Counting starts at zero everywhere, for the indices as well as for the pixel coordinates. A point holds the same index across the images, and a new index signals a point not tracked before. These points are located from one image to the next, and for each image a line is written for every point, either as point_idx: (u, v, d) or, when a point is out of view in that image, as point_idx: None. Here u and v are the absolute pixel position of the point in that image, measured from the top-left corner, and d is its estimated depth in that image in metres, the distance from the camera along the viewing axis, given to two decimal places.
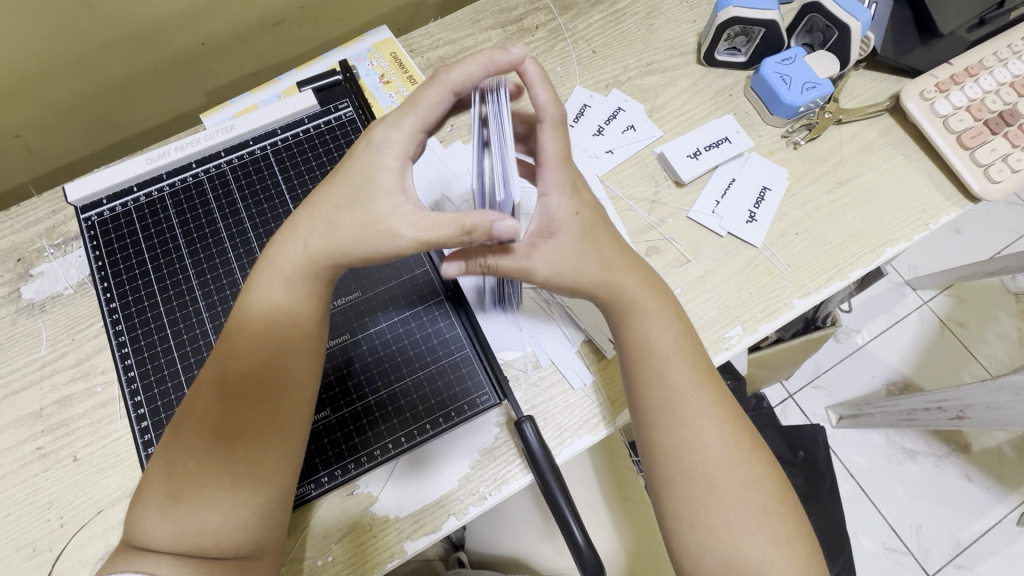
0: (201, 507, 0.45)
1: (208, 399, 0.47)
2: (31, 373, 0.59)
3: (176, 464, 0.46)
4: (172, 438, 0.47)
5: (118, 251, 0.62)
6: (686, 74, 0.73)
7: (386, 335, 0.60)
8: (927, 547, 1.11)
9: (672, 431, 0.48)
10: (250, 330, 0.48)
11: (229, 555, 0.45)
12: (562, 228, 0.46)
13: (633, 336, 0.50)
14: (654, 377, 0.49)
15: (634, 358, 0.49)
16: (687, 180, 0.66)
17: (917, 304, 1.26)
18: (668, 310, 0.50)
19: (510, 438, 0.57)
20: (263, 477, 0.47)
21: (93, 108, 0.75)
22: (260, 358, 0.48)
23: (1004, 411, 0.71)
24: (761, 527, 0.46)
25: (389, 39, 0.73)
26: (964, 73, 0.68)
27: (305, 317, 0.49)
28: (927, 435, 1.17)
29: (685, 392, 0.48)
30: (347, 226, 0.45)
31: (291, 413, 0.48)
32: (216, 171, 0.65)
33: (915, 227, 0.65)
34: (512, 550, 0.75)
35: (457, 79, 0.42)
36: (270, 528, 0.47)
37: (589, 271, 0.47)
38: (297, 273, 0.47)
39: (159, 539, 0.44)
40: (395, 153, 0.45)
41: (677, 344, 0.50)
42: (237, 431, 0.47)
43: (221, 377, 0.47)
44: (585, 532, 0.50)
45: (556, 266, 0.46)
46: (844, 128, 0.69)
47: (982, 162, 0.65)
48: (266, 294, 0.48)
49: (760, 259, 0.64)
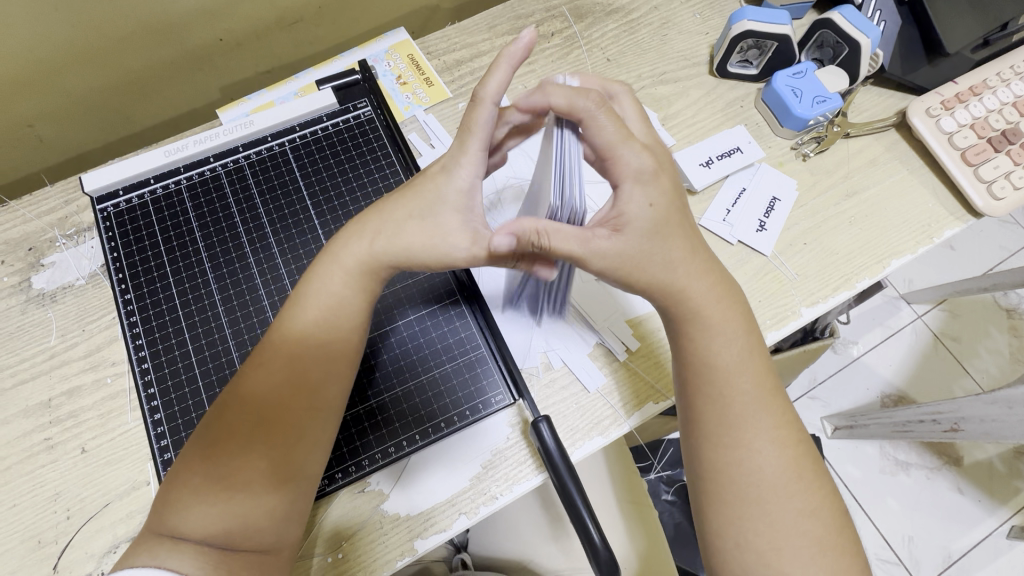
0: (236, 492, 0.45)
1: (258, 382, 0.47)
2: (40, 364, 0.59)
3: (212, 446, 0.46)
4: (212, 419, 0.47)
5: (144, 240, 0.62)
6: (699, 84, 0.74)
7: (410, 335, 0.60)
8: (919, 558, 1.12)
9: (728, 448, 0.47)
10: (306, 320, 0.49)
11: (254, 544, 0.45)
12: (629, 223, 0.43)
13: (693, 346, 0.48)
14: (710, 391, 0.48)
15: (692, 370, 0.49)
16: (699, 187, 0.67)
17: (912, 318, 1.28)
18: (736, 322, 0.48)
19: (522, 439, 0.58)
20: (297, 464, 0.47)
21: (108, 98, 0.75)
22: (297, 350, 0.48)
23: (997, 425, 0.72)
24: (816, 550, 0.45)
25: (406, 41, 0.74)
26: (969, 92, 0.70)
27: (359, 307, 0.50)
28: (920, 447, 1.19)
29: (745, 410, 0.47)
30: (419, 225, 0.47)
31: (328, 401, 0.49)
32: (233, 166, 0.65)
33: (919, 241, 0.67)
34: (517, 553, 0.76)
35: (493, 86, 0.44)
36: (293, 520, 0.47)
37: (653, 270, 0.45)
38: (369, 273, 0.49)
39: (189, 524, 0.44)
40: (464, 175, 0.47)
41: (740, 358, 0.48)
42: (278, 416, 0.47)
43: (271, 364, 0.48)
44: (601, 532, 0.49)
45: (616, 261, 0.43)
46: (852, 142, 0.71)
47: (985, 178, 0.67)
48: (325, 286, 0.49)
49: (770, 267, 0.65)
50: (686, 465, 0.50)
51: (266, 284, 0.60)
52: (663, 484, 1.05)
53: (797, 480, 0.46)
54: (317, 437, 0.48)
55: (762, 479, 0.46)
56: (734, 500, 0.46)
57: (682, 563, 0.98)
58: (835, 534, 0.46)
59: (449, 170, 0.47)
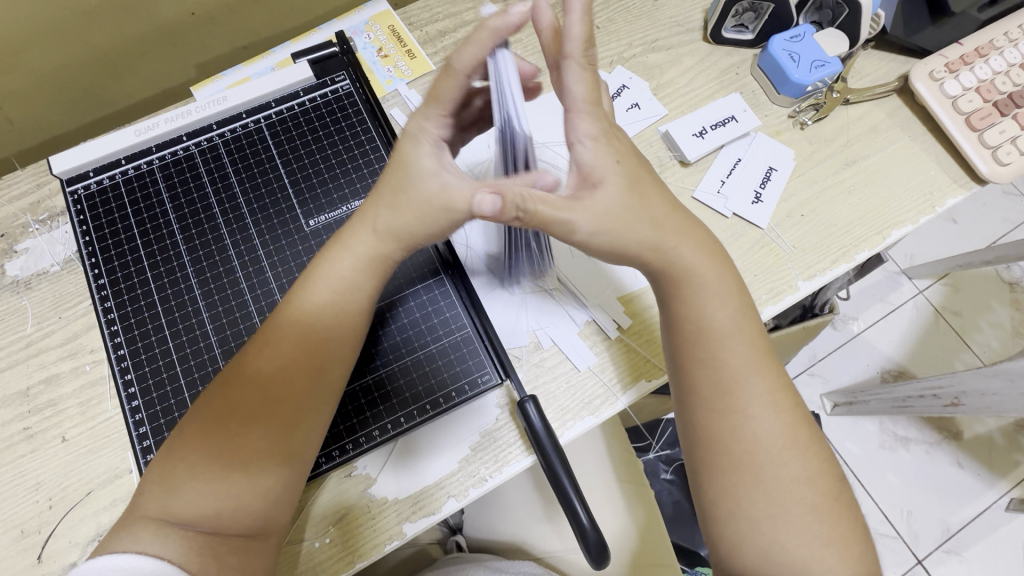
0: (227, 474, 0.43)
1: (260, 362, 0.46)
2: (17, 352, 0.57)
3: (208, 425, 0.44)
4: (208, 398, 0.45)
5: (119, 223, 0.60)
6: (692, 51, 0.71)
7: (407, 317, 0.58)
8: (917, 532, 1.12)
9: (726, 415, 0.45)
10: (308, 300, 0.47)
11: (242, 529, 0.43)
12: (604, 178, 0.43)
13: (687, 309, 0.47)
14: (702, 355, 0.46)
15: (686, 335, 0.47)
16: (692, 159, 0.65)
17: (913, 293, 1.26)
18: (728, 285, 0.47)
19: (512, 420, 0.56)
20: (292, 450, 0.45)
21: (79, 78, 0.72)
22: (291, 328, 0.47)
23: (998, 399, 0.71)
24: (815, 525, 0.43)
25: (386, 12, 0.71)
26: (974, 53, 0.67)
27: (361, 291, 0.48)
28: (920, 423, 1.18)
29: (740, 374, 0.46)
30: (411, 197, 0.45)
31: (326, 387, 0.47)
32: (207, 145, 0.63)
33: (921, 210, 0.65)
34: (511, 535, 0.75)
35: (467, 60, 0.40)
36: (285, 504, 0.46)
37: (638, 228, 0.44)
38: (374, 261, 0.48)
39: (176, 505, 0.42)
40: (429, 140, 0.45)
41: (734, 320, 0.47)
42: (272, 399, 0.45)
43: (272, 346, 0.46)
44: (589, 513, 0.48)
45: (606, 221, 0.42)
46: (852, 109, 0.68)
47: (990, 144, 0.64)
48: (329, 268, 0.48)
49: (765, 240, 0.63)
50: (683, 437, 0.48)
51: (244, 266, 0.59)
52: (661, 463, 1.04)
53: (794, 452, 0.45)
54: (314, 423, 0.47)
55: (760, 453, 0.44)
56: (731, 468, 0.45)
57: (679, 541, 0.98)
58: (831, 506, 0.45)
59: (417, 140, 0.45)
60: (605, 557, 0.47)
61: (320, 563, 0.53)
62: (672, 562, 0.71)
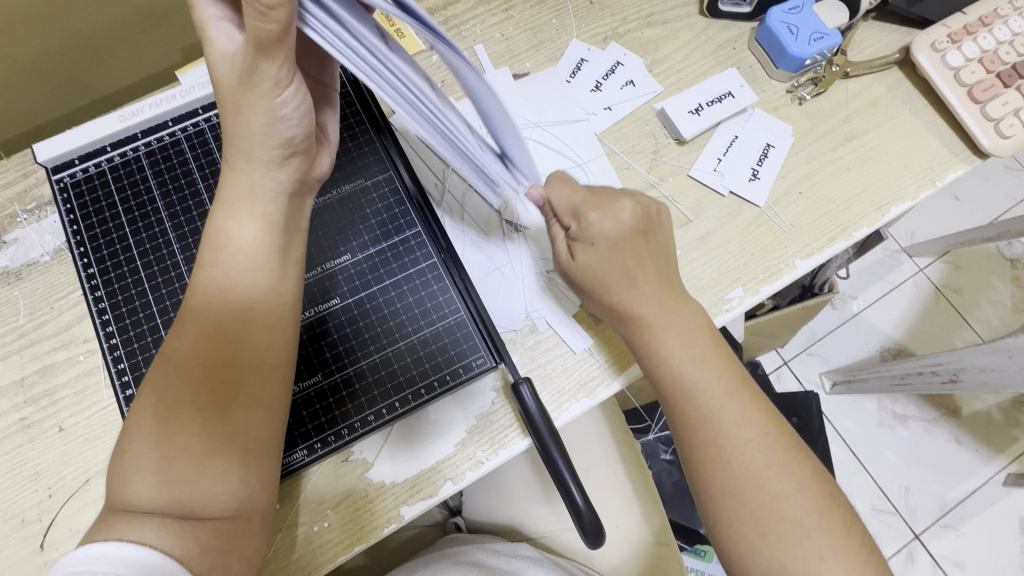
0: (179, 456, 0.41)
1: (179, 341, 0.44)
2: (10, 343, 0.57)
3: (147, 409, 0.42)
4: (145, 385, 0.44)
5: (103, 211, 0.59)
6: (689, 26, 0.69)
7: (391, 299, 0.58)
8: (914, 508, 1.13)
9: (701, 427, 0.47)
10: (216, 267, 0.45)
11: (212, 513, 0.42)
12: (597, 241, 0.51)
13: (663, 366, 0.50)
14: (679, 400, 0.49)
15: (663, 386, 0.50)
16: (688, 137, 0.63)
17: (913, 271, 1.26)
18: (693, 336, 0.50)
19: (507, 403, 0.56)
20: (235, 425, 0.43)
21: (64, 63, 0.71)
22: (202, 298, 0.44)
23: (996, 374, 0.70)
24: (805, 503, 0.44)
25: None
26: (978, 23, 0.66)
27: (262, 240, 0.45)
28: (919, 401, 1.18)
29: (714, 407, 0.48)
30: (226, 95, 0.42)
31: (254, 354, 0.44)
32: (194, 130, 0.62)
33: (921, 186, 0.63)
34: (510, 516, 0.76)
35: None
36: (253, 483, 0.44)
37: (621, 287, 0.51)
38: (257, 201, 0.45)
39: (138, 493, 0.41)
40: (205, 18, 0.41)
41: (706, 372, 0.49)
42: (211, 377, 0.43)
43: (196, 322, 0.44)
44: (584, 493, 0.49)
45: (589, 275, 0.52)
46: (851, 83, 0.67)
47: (992, 116, 0.63)
48: (229, 228, 0.45)
49: (763, 218, 0.62)
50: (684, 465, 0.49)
51: None
52: (660, 445, 1.05)
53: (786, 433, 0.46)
54: (255, 391, 0.44)
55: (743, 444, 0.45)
56: (712, 464, 0.47)
57: (677, 519, 0.99)
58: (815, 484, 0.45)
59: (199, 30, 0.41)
60: (600, 536, 0.47)
61: (320, 546, 0.53)
62: (670, 539, 0.72)
